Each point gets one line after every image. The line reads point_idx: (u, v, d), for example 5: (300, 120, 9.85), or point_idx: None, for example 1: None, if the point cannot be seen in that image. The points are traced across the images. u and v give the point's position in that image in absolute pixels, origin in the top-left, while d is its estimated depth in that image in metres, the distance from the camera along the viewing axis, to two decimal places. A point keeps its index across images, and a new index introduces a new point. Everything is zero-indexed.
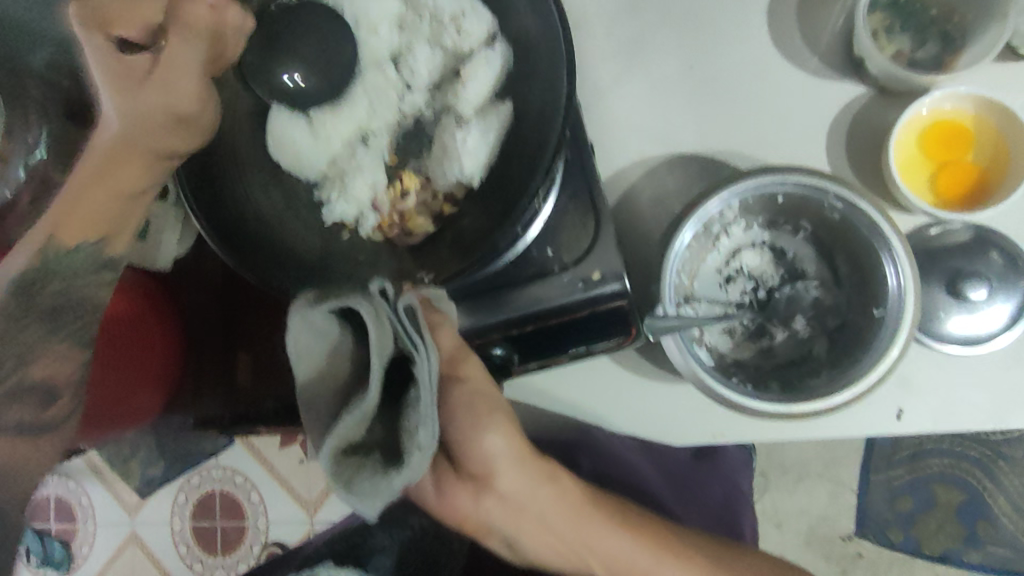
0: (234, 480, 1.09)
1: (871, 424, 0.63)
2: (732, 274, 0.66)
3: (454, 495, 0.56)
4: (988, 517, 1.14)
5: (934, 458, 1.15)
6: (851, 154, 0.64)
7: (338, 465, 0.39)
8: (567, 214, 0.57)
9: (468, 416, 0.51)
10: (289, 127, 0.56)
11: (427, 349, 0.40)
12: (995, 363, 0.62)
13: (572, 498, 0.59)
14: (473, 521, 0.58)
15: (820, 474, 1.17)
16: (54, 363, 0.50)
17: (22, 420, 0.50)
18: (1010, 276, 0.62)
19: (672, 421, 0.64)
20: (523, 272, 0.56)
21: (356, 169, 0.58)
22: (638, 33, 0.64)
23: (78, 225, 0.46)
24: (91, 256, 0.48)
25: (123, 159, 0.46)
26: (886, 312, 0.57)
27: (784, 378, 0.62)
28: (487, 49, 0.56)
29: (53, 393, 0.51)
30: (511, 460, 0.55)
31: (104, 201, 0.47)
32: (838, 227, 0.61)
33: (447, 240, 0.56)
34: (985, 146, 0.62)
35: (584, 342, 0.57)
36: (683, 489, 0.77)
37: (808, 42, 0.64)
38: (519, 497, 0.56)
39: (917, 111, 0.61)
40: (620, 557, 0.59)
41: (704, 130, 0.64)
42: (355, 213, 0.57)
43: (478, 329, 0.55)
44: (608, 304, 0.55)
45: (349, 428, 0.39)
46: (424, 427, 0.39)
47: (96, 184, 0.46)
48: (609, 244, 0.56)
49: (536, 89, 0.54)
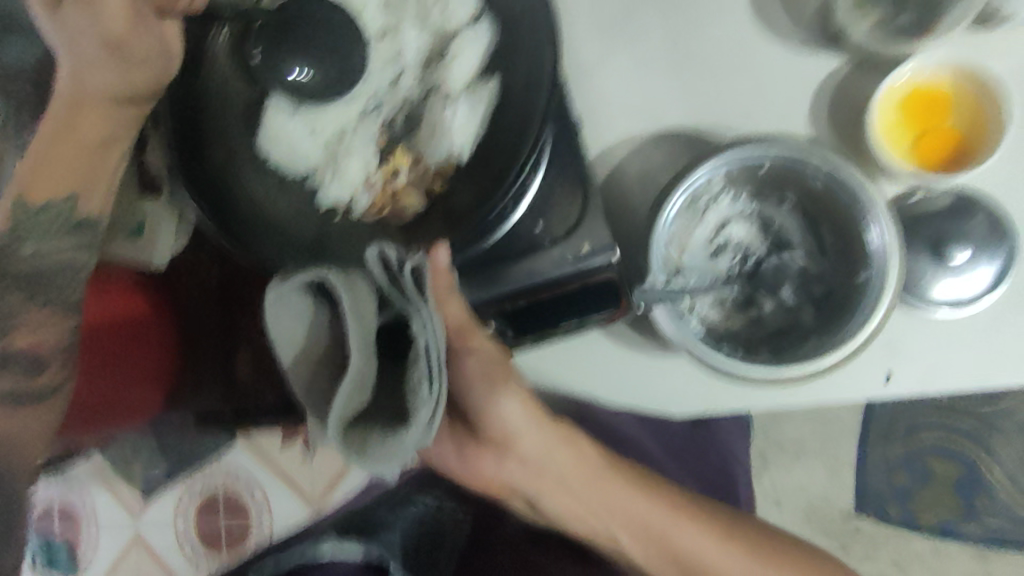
0: (238, 479, 1.10)
1: (861, 388, 0.64)
2: (721, 246, 0.67)
3: (477, 458, 0.59)
4: (983, 488, 1.16)
5: (927, 432, 1.16)
6: (832, 125, 0.65)
7: (345, 437, 0.40)
8: (557, 188, 0.58)
9: (486, 384, 0.53)
10: (282, 117, 0.58)
11: (428, 309, 0.41)
12: (981, 325, 0.63)
13: (591, 461, 0.61)
14: (498, 485, 0.60)
15: (818, 451, 1.18)
16: (46, 327, 0.56)
17: (15, 387, 0.56)
18: (993, 237, 0.63)
19: (665, 391, 0.66)
20: (515, 247, 0.57)
21: (348, 152, 0.60)
22: (620, 11, 0.65)
23: (46, 181, 0.52)
24: (60, 216, 0.53)
25: (83, 106, 0.51)
26: (871, 275, 0.59)
27: (774, 345, 0.63)
28: (472, 28, 0.58)
29: (38, 359, 0.56)
30: (531, 424, 0.58)
31: (71, 163, 0.52)
32: (821, 197, 0.62)
33: (438, 217, 0.57)
34: (963, 113, 0.63)
35: (576, 316, 0.58)
36: (682, 456, 0.80)
37: (788, 17, 0.65)
38: (540, 461, 0.59)
39: (896, 80, 0.62)
40: (638, 519, 0.61)
41: (688, 105, 0.65)
42: (348, 194, 0.59)
43: (476, 303, 0.56)
44: (599, 276, 0.56)
45: (346, 399, 0.39)
46: (428, 385, 0.40)
47: (60, 147, 0.51)
48: (598, 217, 0.58)
49: (521, 66, 0.55)
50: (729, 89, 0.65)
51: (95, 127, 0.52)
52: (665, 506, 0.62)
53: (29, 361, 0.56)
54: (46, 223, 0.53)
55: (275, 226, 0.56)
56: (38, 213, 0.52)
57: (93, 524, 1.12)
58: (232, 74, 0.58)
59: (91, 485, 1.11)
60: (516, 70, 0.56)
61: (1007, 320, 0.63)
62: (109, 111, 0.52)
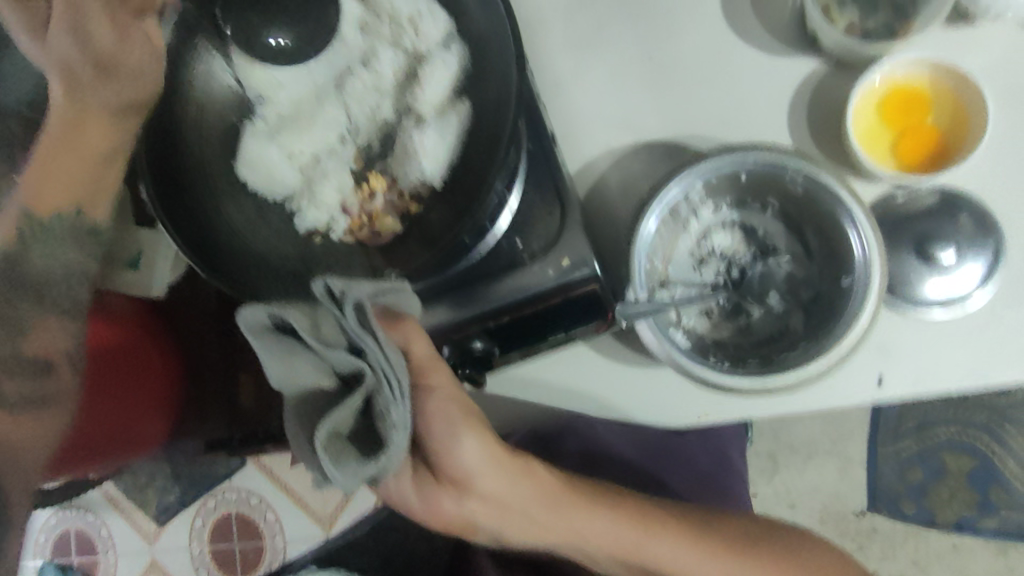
0: (250, 502, 1.09)
1: (854, 394, 0.63)
2: (705, 256, 0.67)
3: (438, 499, 0.49)
4: (1000, 482, 1.13)
5: (940, 427, 1.14)
6: (811, 128, 0.65)
7: (328, 449, 0.37)
8: (535, 205, 0.58)
9: (447, 424, 0.47)
10: (261, 149, 0.58)
11: (380, 339, 0.39)
12: (973, 323, 0.62)
13: (552, 487, 0.53)
14: (458, 523, 0.52)
15: (829, 451, 1.17)
16: (58, 331, 0.49)
17: (23, 393, 0.47)
18: (980, 236, 0.62)
19: (655, 406, 0.65)
20: (496, 265, 0.56)
21: (323, 176, 0.59)
22: (592, 23, 0.65)
23: (50, 187, 0.48)
24: (70, 221, 0.49)
25: (81, 119, 0.48)
26: (854, 280, 0.58)
27: (763, 354, 0.63)
28: (442, 50, 0.57)
29: (46, 366, 0.48)
30: (491, 461, 0.49)
31: (74, 167, 0.49)
32: (803, 201, 0.61)
33: (415, 238, 0.56)
34: (942, 112, 0.62)
35: (562, 329, 0.57)
36: (666, 461, 0.76)
37: (762, 21, 0.65)
38: (500, 497, 0.50)
39: (871, 81, 0.62)
40: (623, 545, 0.56)
41: (665, 116, 0.65)
42: (327, 219, 0.58)
43: (458, 323, 0.55)
44: (581, 288, 0.55)
45: (340, 417, 0.38)
46: (395, 405, 0.39)
47: (63, 149, 0.48)
48: (576, 230, 0.56)
49: (487, 86, 0.55)
50: (706, 96, 0.65)
51: (101, 135, 0.49)
52: (640, 524, 0.56)
53: (38, 366, 0.48)
54: (58, 235, 0.49)
55: (252, 251, 0.54)
56: (46, 228, 0.48)
57: (108, 553, 1.12)
58: (207, 99, 0.57)
59: (105, 513, 1.11)
60: (484, 87, 0.55)
61: (1001, 317, 0.62)
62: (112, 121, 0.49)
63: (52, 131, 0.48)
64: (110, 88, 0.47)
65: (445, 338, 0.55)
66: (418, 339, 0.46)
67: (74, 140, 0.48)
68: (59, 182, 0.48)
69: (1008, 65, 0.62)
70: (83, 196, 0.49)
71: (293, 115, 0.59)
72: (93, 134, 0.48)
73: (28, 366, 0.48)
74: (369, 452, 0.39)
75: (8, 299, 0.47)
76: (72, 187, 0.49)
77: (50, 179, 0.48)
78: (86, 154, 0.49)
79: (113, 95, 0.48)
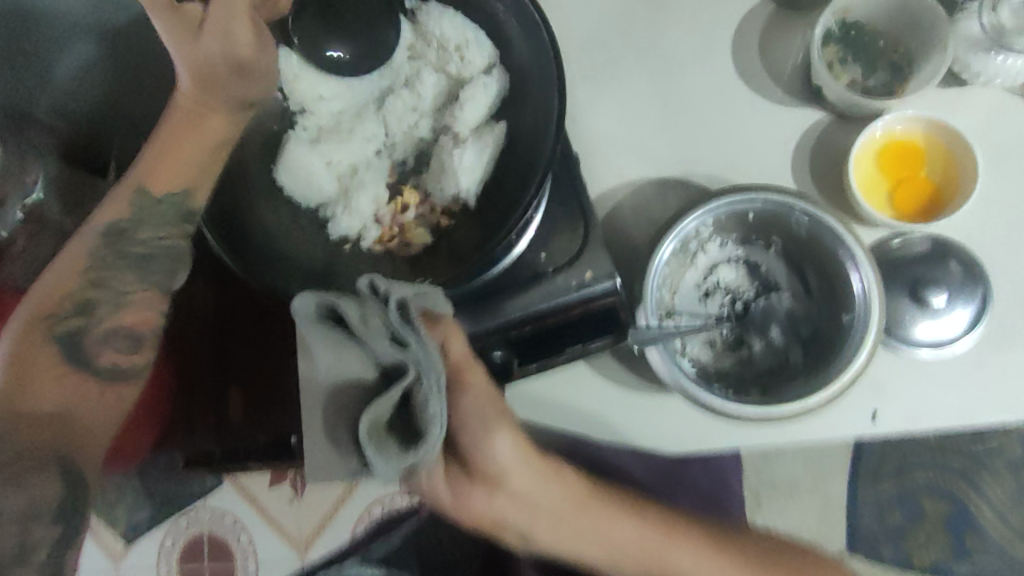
0: (224, 522, 1.00)
1: (850, 427, 0.66)
2: (710, 289, 0.69)
3: (470, 497, 0.51)
4: (973, 526, 1.17)
5: (918, 470, 1.17)
6: (814, 173, 0.69)
7: (371, 438, 0.40)
8: (559, 218, 0.61)
9: (481, 422, 0.49)
10: (300, 154, 0.60)
11: (422, 336, 0.42)
12: (964, 364, 0.66)
13: (578, 490, 0.56)
14: (486, 521, 0.53)
15: (810, 491, 1.18)
16: (149, 308, 0.57)
17: (116, 360, 0.56)
18: (969, 283, 0.66)
19: (661, 427, 0.67)
20: (517, 278, 0.59)
21: (358, 185, 0.60)
22: (616, 65, 0.69)
23: (163, 173, 0.54)
24: (175, 207, 0.55)
25: (205, 111, 0.53)
26: (854, 317, 0.62)
27: (764, 385, 0.66)
28: (485, 76, 0.60)
29: (139, 338, 0.57)
30: (519, 458, 0.52)
31: (191, 152, 0.54)
32: (807, 242, 0.65)
33: (444, 253, 0.60)
34: (935, 166, 0.67)
35: (581, 341, 0.59)
36: (667, 481, 0.76)
37: (771, 72, 0.69)
38: (530, 495, 0.53)
39: (872, 132, 0.66)
40: (648, 548, 0.58)
41: (678, 154, 0.69)
42: (358, 226, 0.60)
43: (478, 333, 0.57)
44: (602, 301, 0.58)
45: (380, 408, 0.40)
46: (434, 397, 0.40)
47: (186, 136, 0.53)
48: (598, 246, 0.60)
49: (525, 116, 0.59)
50: (719, 139, 0.69)
51: (221, 124, 0.54)
52: (660, 529, 0.59)
53: (132, 338, 0.56)
54: (158, 216, 0.55)
55: (286, 256, 0.58)
56: (153, 204, 0.54)
57: None
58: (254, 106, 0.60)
59: None
60: (525, 114, 0.59)
61: (988, 360, 0.66)
62: (236, 113, 0.54)
63: (176, 113, 0.53)
64: (240, 84, 0.52)
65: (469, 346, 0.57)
66: (456, 339, 0.48)
67: (200, 129, 0.53)
68: (173, 164, 0.53)
69: (994, 128, 0.67)
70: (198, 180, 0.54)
71: (333, 127, 0.62)
72: (213, 126, 0.53)
73: (119, 337, 0.56)
74: (407, 444, 0.41)
75: (112, 268, 0.55)
76: (185, 172, 0.54)
77: (164, 162, 0.53)
78: (204, 142, 0.54)
79: (238, 93, 0.52)
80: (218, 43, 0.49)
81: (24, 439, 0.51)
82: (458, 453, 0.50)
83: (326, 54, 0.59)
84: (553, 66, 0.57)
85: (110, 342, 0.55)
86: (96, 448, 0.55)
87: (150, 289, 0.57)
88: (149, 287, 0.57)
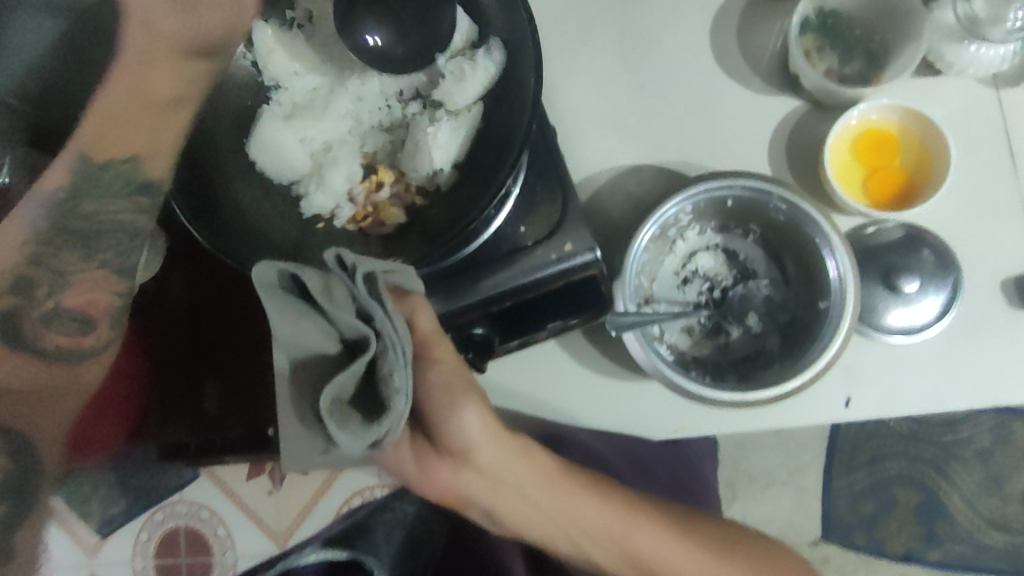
0: (200, 515, 0.93)
1: (824, 413, 0.67)
2: (688, 276, 0.70)
3: (435, 468, 0.51)
4: (943, 515, 1.19)
5: (891, 460, 1.19)
6: (791, 160, 0.69)
7: (330, 408, 0.39)
8: (538, 195, 0.60)
9: (447, 395, 0.48)
10: (274, 130, 0.58)
11: (387, 309, 0.41)
12: (933, 350, 0.67)
13: (548, 472, 0.55)
14: (452, 495, 0.53)
15: (786, 481, 1.20)
16: (96, 289, 0.49)
17: (58, 346, 0.48)
18: (940, 271, 0.67)
19: (636, 412, 0.67)
20: (499, 250, 0.59)
21: (332, 162, 0.59)
22: (594, 51, 0.69)
23: (100, 134, 0.48)
24: (121, 178, 0.48)
25: (154, 62, 0.49)
26: (830, 303, 0.62)
27: (742, 372, 0.66)
28: (481, 55, 0.58)
29: (87, 319, 0.48)
30: (489, 437, 0.51)
31: (134, 112, 0.49)
32: (784, 228, 0.66)
33: (417, 230, 0.58)
34: (908, 154, 0.68)
35: (558, 316, 0.61)
36: (643, 470, 0.76)
37: (750, 60, 0.69)
38: (497, 471, 0.52)
39: (848, 121, 0.67)
40: (610, 531, 0.57)
41: (657, 140, 0.69)
42: (332, 204, 0.59)
43: (457, 309, 0.57)
44: (580, 274, 0.59)
45: (341, 383, 0.39)
46: (399, 370, 0.40)
47: (132, 99, 0.49)
48: (578, 220, 0.60)
49: (500, 95, 0.58)
50: (697, 126, 0.69)
51: (170, 84, 0.49)
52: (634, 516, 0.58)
53: (80, 320, 0.48)
54: (107, 187, 0.48)
55: (256, 230, 0.56)
56: (98, 176, 0.48)
57: None
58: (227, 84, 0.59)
59: None
60: (500, 92, 0.58)
61: (957, 346, 0.67)
62: (180, 63, 0.49)
63: (128, 70, 0.50)
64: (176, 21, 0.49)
65: (448, 322, 0.57)
66: (422, 313, 0.48)
67: (149, 85, 0.49)
68: (113, 126, 0.48)
69: (967, 119, 0.68)
70: (144, 147, 0.49)
71: (307, 105, 0.61)
72: (161, 82, 0.49)
73: (65, 318, 0.48)
74: (369, 418, 0.41)
75: (55, 244, 0.47)
76: (124, 137, 0.48)
77: (104, 120, 0.49)
78: (146, 97, 0.49)
79: (189, 32, 0.49)
80: (172, 0, 0.48)
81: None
82: (427, 429, 0.49)
83: (364, 40, 0.56)
84: (530, 46, 0.55)
85: (53, 322, 0.47)
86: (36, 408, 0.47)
87: (99, 266, 0.48)
88: (98, 265, 0.48)
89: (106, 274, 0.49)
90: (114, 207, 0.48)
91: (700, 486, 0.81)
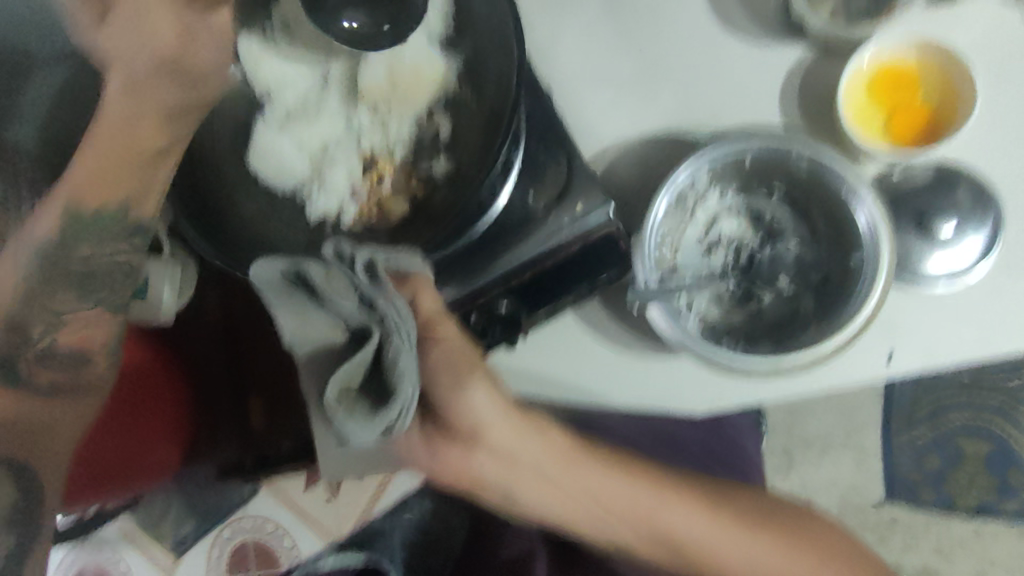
0: None
1: (864, 372, 0.64)
2: (713, 244, 0.67)
3: (445, 451, 0.51)
4: (1018, 464, 1.11)
5: (954, 413, 1.11)
6: (803, 110, 0.66)
7: (340, 398, 0.40)
8: (542, 160, 0.60)
9: (451, 373, 0.48)
10: (268, 135, 0.58)
11: (390, 294, 0.40)
12: (978, 294, 0.63)
13: (558, 444, 0.55)
14: (466, 479, 0.53)
15: (843, 444, 1.14)
16: (92, 325, 0.51)
17: (54, 381, 0.51)
18: (978, 208, 0.63)
19: (669, 388, 0.66)
20: (511, 224, 0.59)
21: (330, 163, 0.58)
22: (581, 20, 0.67)
23: (95, 182, 0.47)
24: (117, 221, 0.49)
25: (130, 120, 0.47)
26: (862, 257, 0.59)
27: (776, 338, 0.63)
28: None
29: (81, 357, 0.51)
30: (497, 413, 0.52)
31: (122, 160, 0.47)
32: (808, 183, 0.62)
33: (423, 218, 0.57)
34: (932, 88, 0.64)
35: (582, 280, 0.59)
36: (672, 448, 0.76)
37: (747, 12, 0.66)
38: (510, 448, 0.52)
39: (860, 62, 0.63)
40: (627, 501, 0.56)
41: (659, 106, 0.66)
42: (336, 205, 0.58)
43: (471, 293, 0.57)
44: (598, 233, 0.58)
45: (347, 373, 0.39)
46: (405, 354, 0.40)
47: (110, 145, 0.47)
48: (591, 180, 0.59)
49: (492, 68, 0.56)
50: (697, 83, 0.66)
51: (152, 133, 0.47)
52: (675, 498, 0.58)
53: (78, 358, 0.51)
54: (111, 229, 0.49)
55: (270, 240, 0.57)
56: (99, 220, 0.48)
57: None
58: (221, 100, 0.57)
59: None
60: (484, 69, 0.56)
61: (1003, 288, 0.63)
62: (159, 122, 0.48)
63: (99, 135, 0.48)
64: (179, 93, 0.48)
65: (470, 304, 0.57)
66: (426, 293, 0.47)
67: (126, 134, 0.47)
68: (104, 173, 0.47)
69: (990, 45, 0.64)
70: (134, 190, 0.48)
71: (299, 106, 0.58)
72: (143, 141, 0.47)
73: (57, 358, 0.50)
74: (378, 405, 0.40)
75: (51, 287, 0.49)
76: (115, 186, 0.48)
77: (98, 174, 0.47)
78: (127, 142, 0.47)
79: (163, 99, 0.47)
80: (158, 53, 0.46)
81: (3, 447, 0.48)
82: (439, 412, 0.50)
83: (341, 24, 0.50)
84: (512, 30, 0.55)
85: (51, 363, 0.50)
86: (46, 450, 0.51)
87: (95, 306, 0.51)
88: (94, 305, 0.51)
89: (102, 312, 0.51)
90: (111, 246, 0.49)
91: (728, 465, 0.79)
